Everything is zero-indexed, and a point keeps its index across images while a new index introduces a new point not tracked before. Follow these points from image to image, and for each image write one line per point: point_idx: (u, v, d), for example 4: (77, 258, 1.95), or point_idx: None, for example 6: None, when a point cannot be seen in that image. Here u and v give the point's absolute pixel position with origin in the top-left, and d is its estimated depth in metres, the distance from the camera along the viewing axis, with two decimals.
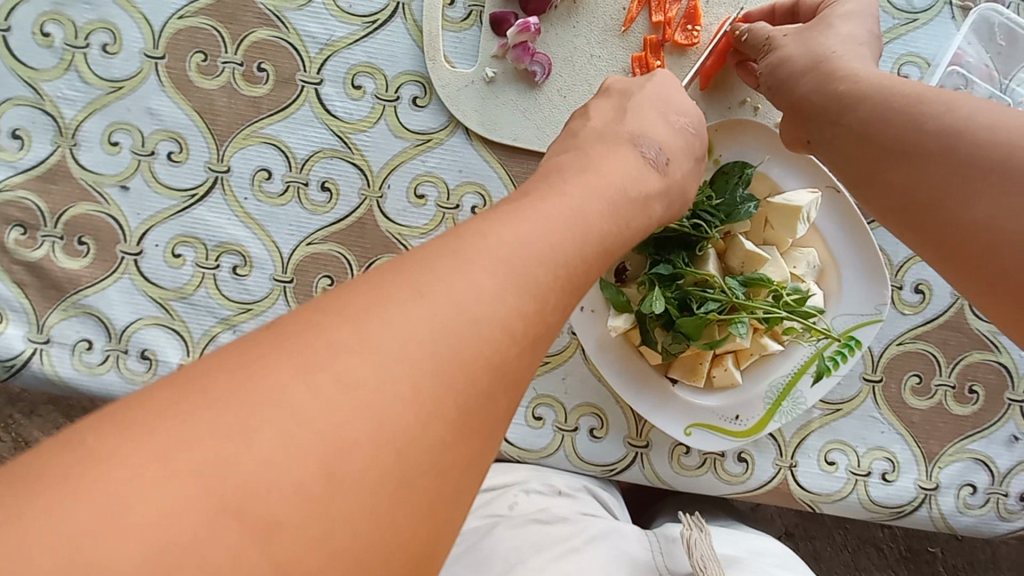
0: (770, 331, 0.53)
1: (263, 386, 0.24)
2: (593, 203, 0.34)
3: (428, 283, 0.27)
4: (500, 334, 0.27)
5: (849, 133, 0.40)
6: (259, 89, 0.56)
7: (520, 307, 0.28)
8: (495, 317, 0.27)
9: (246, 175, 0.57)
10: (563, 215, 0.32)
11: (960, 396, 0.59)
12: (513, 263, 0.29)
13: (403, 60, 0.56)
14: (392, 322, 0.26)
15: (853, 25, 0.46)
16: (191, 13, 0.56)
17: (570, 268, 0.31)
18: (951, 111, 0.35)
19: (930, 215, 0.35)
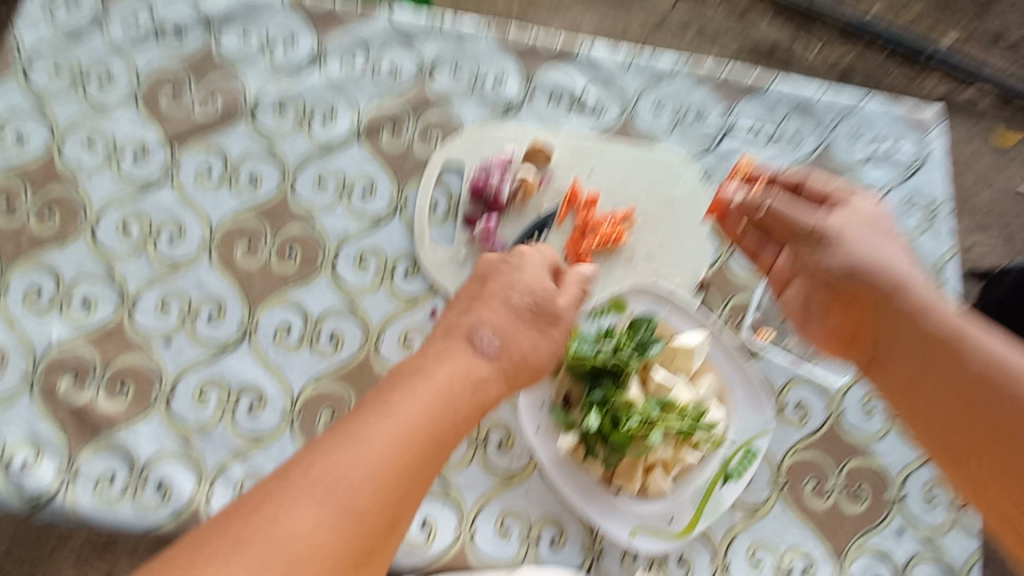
0: (687, 443, 0.67)
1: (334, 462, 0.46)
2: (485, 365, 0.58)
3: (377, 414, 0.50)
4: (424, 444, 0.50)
5: (887, 334, 0.57)
6: (288, 265, 0.75)
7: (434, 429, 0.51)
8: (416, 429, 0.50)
9: (270, 331, 0.72)
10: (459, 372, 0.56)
11: (851, 495, 0.72)
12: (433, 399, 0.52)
13: (400, 245, 0.76)
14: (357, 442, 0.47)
15: (864, 229, 0.63)
16: (243, 213, 0.76)
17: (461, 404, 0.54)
18: (1001, 362, 0.49)
19: (958, 404, 0.50)
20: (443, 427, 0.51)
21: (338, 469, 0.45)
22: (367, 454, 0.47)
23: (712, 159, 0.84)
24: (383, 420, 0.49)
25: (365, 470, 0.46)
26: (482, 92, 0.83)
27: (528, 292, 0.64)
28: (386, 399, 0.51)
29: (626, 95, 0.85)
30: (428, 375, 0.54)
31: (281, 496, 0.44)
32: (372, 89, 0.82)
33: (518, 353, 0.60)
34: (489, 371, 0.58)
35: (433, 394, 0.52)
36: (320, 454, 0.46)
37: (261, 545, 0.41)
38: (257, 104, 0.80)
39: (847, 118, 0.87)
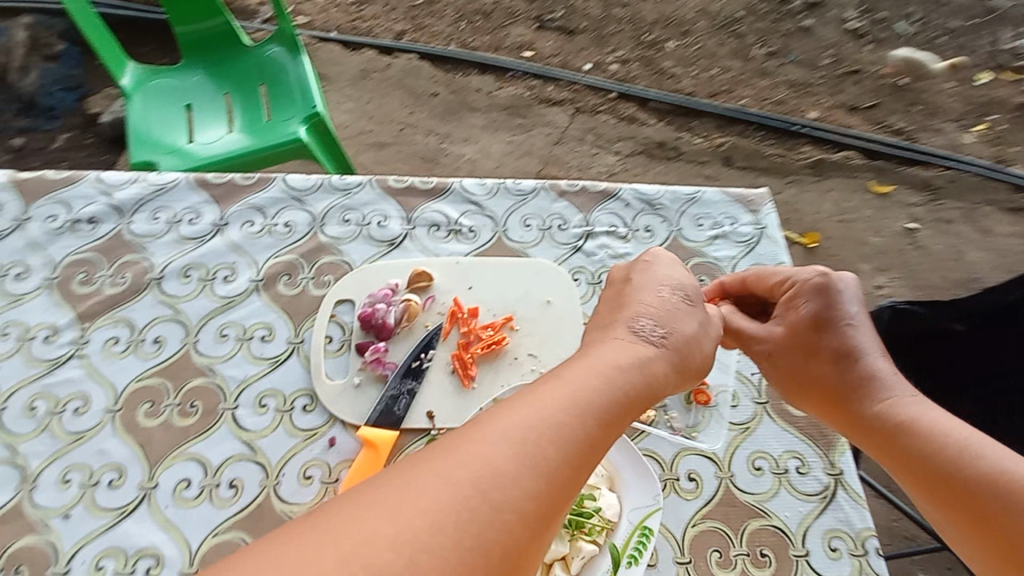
0: (581, 533, 0.69)
1: (492, 427, 0.48)
2: (630, 351, 0.60)
3: (538, 390, 0.53)
4: (579, 414, 0.51)
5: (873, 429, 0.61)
6: (189, 419, 0.79)
7: (588, 402, 0.53)
8: (574, 401, 0.52)
9: (170, 488, 0.74)
10: (616, 357, 0.58)
11: (756, 560, 0.73)
12: (596, 377, 0.55)
13: (298, 381, 0.82)
14: (520, 406, 0.50)
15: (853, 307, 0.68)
16: (147, 375, 0.81)
17: (615, 382, 0.56)
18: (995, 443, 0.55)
19: (952, 497, 0.54)
20: (610, 412, 0.53)
21: (544, 414, 0.50)
22: (566, 402, 0.51)
23: (579, 259, 0.95)
24: (561, 388, 0.53)
25: (561, 422, 0.50)
26: (369, 233, 0.94)
27: (680, 285, 0.70)
28: (568, 377, 0.55)
29: (497, 217, 0.98)
30: (591, 366, 0.57)
31: (493, 434, 0.48)
32: (268, 245, 0.92)
33: (681, 339, 0.64)
34: (647, 356, 0.60)
35: (615, 377, 0.56)
36: (520, 406, 0.50)
37: (475, 474, 0.45)
38: (163, 273, 0.89)
39: (690, 207, 1.01)
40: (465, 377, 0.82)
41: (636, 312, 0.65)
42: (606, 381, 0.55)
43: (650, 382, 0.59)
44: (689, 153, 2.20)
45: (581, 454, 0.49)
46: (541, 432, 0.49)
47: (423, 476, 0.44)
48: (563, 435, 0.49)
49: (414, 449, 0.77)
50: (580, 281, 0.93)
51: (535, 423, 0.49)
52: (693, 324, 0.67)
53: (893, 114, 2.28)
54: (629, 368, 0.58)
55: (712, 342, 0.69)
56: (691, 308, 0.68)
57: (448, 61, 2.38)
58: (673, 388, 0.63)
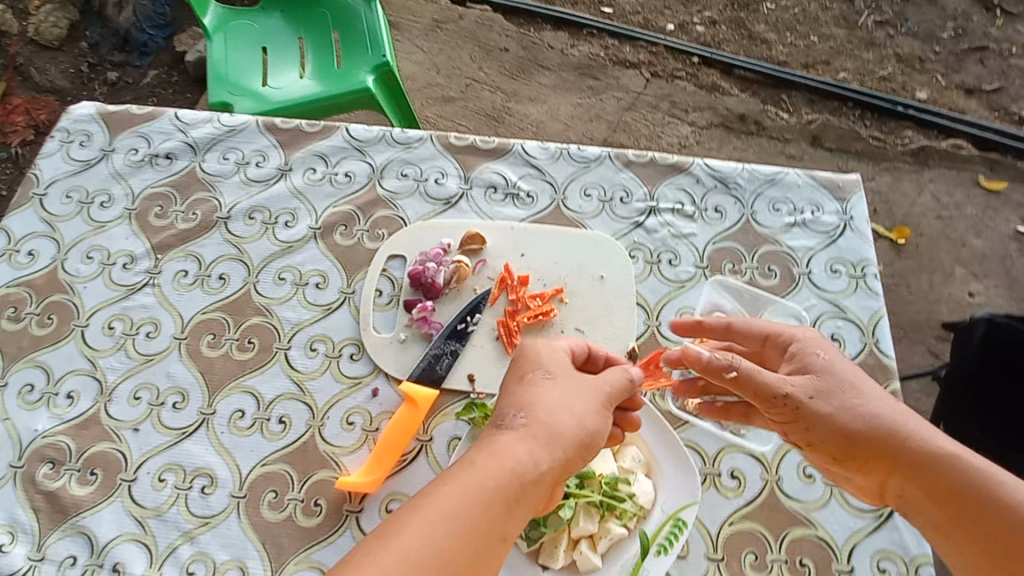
0: (612, 514, 0.68)
1: (372, 552, 0.48)
2: (523, 443, 0.58)
3: (423, 500, 0.52)
4: (461, 522, 0.51)
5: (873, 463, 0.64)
6: (247, 355, 0.83)
7: (471, 507, 0.52)
8: (461, 509, 0.52)
9: (226, 416, 0.79)
10: (501, 452, 0.57)
11: (794, 569, 0.70)
12: (480, 481, 0.54)
13: (347, 330, 0.84)
14: (403, 525, 0.50)
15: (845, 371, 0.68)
16: (211, 309, 0.86)
17: (500, 481, 0.54)
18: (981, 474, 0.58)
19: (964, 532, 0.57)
20: (493, 516, 0.52)
21: (423, 534, 0.49)
22: (448, 515, 0.51)
23: (638, 235, 0.90)
24: (441, 498, 0.52)
25: (441, 538, 0.49)
26: (426, 190, 0.93)
27: (538, 364, 0.66)
28: (449, 485, 0.53)
29: (556, 183, 0.94)
30: (472, 465, 0.55)
31: (369, 568, 0.47)
32: (329, 194, 0.93)
33: (546, 416, 0.61)
34: (528, 450, 0.58)
35: (495, 474, 0.55)
36: (417, 512, 0.51)
37: None
38: (230, 213, 0.93)
39: (768, 189, 0.93)
40: (508, 345, 0.81)
41: (525, 399, 0.62)
42: (499, 478, 0.54)
43: (539, 462, 0.57)
44: (773, 128, 2.02)
45: (461, 568, 0.49)
46: (427, 551, 0.48)
47: None
48: (447, 550, 0.49)
49: (454, 410, 0.78)
50: (637, 258, 0.88)
51: (416, 545, 0.48)
52: (563, 396, 0.63)
53: (1016, 102, 2.02)
54: (509, 465, 0.56)
55: (582, 410, 0.63)
56: (560, 391, 0.64)
57: (522, 15, 2.29)
58: (566, 462, 0.60)
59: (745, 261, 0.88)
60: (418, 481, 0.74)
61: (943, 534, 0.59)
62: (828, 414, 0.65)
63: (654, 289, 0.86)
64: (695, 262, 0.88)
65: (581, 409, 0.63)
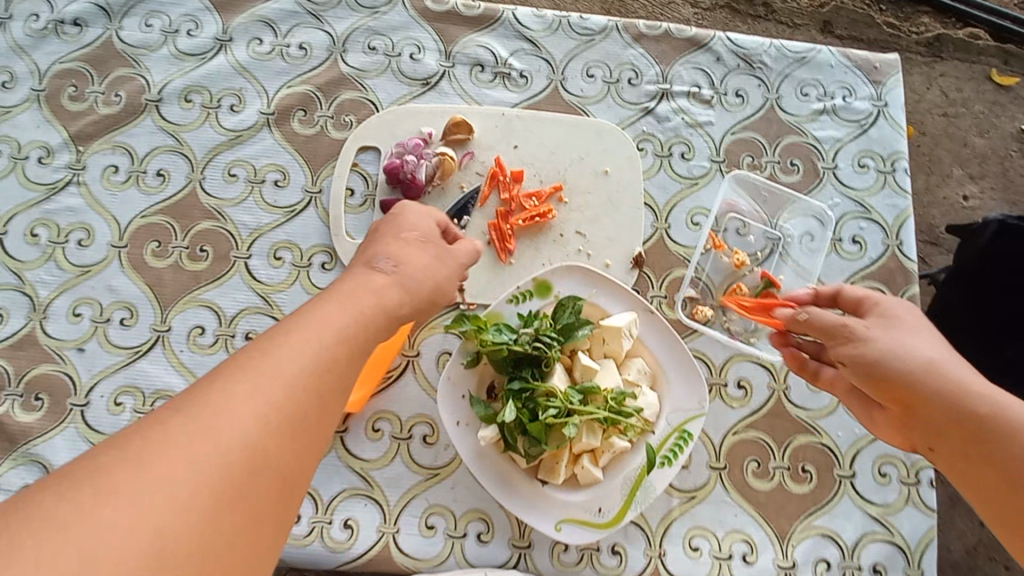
0: (616, 430, 0.64)
1: (191, 412, 0.36)
2: (386, 294, 0.50)
3: (265, 347, 0.40)
4: (319, 365, 0.41)
5: (891, 403, 0.53)
6: (200, 265, 0.72)
7: (329, 348, 0.42)
8: (314, 354, 0.41)
9: (184, 333, 0.69)
10: (354, 301, 0.47)
11: (796, 475, 0.68)
12: (336, 326, 0.44)
13: (315, 236, 0.73)
14: (236, 376, 0.38)
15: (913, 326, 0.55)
16: (152, 212, 0.73)
17: (360, 326, 0.45)
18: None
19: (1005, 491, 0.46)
20: (349, 363, 0.43)
21: (264, 380, 0.38)
22: (304, 363, 0.40)
23: (647, 123, 0.78)
24: (243, 377, 0.38)
25: (243, 422, 0.36)
26: (399, 67, 0.78)
27: (408, 225, 0.58)
28: (288, 330, 0.42)
29: (554, 60, 0.80)
30: (320, 308, 0.45)
31: (173, 430, 0.35)
32: (280, 71, 0.78)
33: (415, 270, 0.54)
34: (390, 299, 0.50)
35: (316, 342, 0.42)
36: (253, 360, 0.39)
37: (157, 483, 0.32)
38: (162, 95, 0.77)
39: (797, 70, 0.81)
40: (501, 251, 0.72)
41: (396, 245, 0.55)
42: (354, 327, 0.45)
43: (374, 331, 0.47)
44: (782, 11, 1.63)
45: (313, 422, 0.39)
46: (270, 406, 0.37)
47: (112, 485, 0.32)
48: (296, 401, 0.38)
49: (443, 323, 0.71)
50: (645, 152, 0.77)
51: (254, 400, 0.37)
52: (424, 260, 0.56)
53: None
54: (367, 308, 0.47)
55: (445, 270, 0.57)
56: (444, 247, 0.59)
57: None
58: (416, 313, 0.54)
59: (766, 155, 0.78)
60: (408, 398, 0.69)
61: (979, 497, 0.48)
62: (870, 348, 0.54)
63: (663, 186, 0.76)
64: (711, 156, 0.77)
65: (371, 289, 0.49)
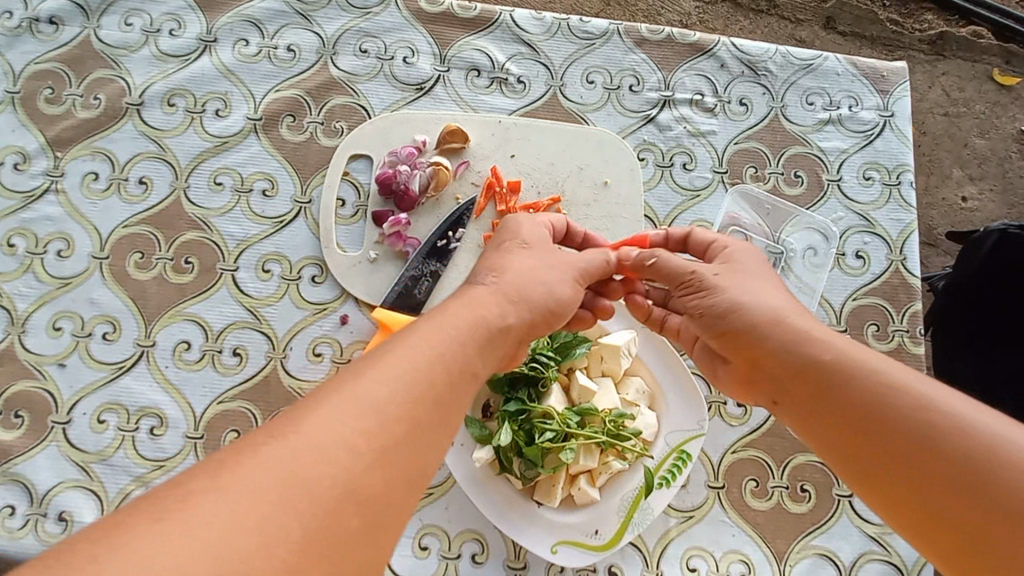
0: (613, 451, 0.62)
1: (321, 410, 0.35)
2: (494, 302, 0.50)
3: (389, 351, 0.40)
4: (435, 376, 0.40)
5: (803, 400, 0.46)
6: (185, 277, 0.69)
7: (445, 360, 0.41)
8: (431, 362, 0.40)
9: (169, 348, 0.67)
10: (467, 315, 0.47)
11: (794, 495, 0.68)
12: (447, 338, 0.43)
13: (304, 248, 0.70)
14: (364, 376, 0.38)
15: (751, 269, 0.57)
16: (135, 222, 0.70)
17: (469, 342, 0.44)
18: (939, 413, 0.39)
19: (875, 451, 0.40)
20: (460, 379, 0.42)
21: (390, 387, 0.37)
22: (423, 368, 0.40)
23: (649, 132, 0.76)
24: (349, 395, 0.36)
25: (343, 452, 0.33)
26: (391, 71, 0.75)
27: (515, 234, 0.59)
28: (410, 338, 0.42)
29: (553, 65, 0.77)
30: (437, 318, 0.45)
31: (312, 426, 0.34)
32: (268, 74, 0.75)
33: (517, 281, 0.53)
34: (502, 311, 0.49)
35: (428, 355, 0.41)
36: (379, 363, 0.39)
37: (291, 476, 0.31)
38: (144, 98, 0.74)
39: (802, 78, 0.78)
40: None
41: (509, 250, 0.56)
42: (467, 339, 0.44)
43: (472, 355, 0.44)
44: (785, 5, 1.57)
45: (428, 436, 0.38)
46: (394, 413, 0.36)
47: (253, 472, 0.31)
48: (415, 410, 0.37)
49: None
50: (646, 162, 0.75)
51: (376, 405, 0.36)
52: (529, 265, 0.55)
53: None
54: (478, 323, 0.47)
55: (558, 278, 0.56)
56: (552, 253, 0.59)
57: None
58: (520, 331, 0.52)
59: (769, 166, 0.76)
60: None
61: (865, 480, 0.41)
62: (721, 289, 0.55)
63: (664, 198, 0.74)
64: (714, 166, 0.75)
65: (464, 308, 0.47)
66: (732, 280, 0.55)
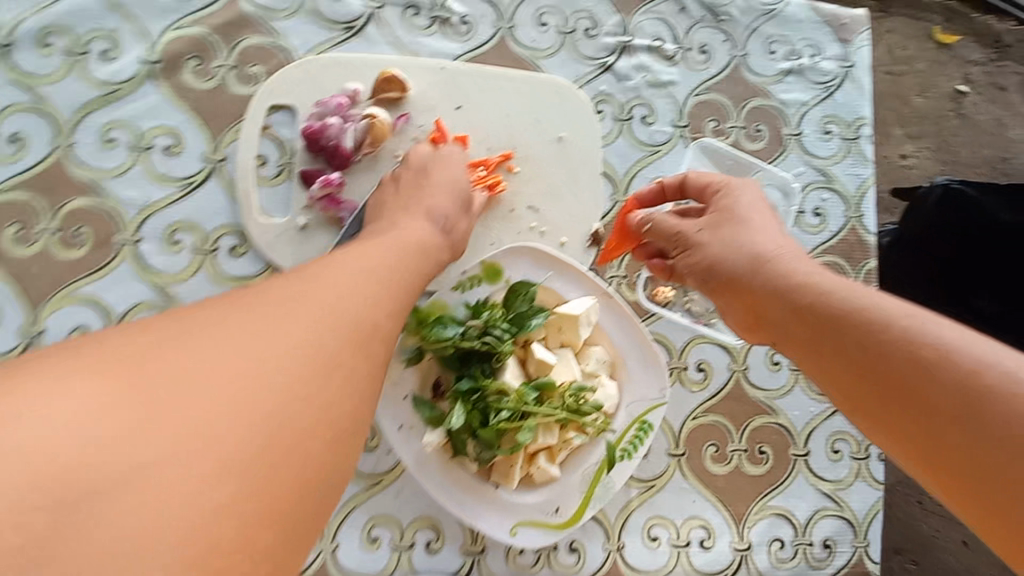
0: (573, 425, 0.59)
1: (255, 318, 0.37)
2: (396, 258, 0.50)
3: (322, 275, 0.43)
4: (364, 303, 0.42)
5: (803, 340, 0.45)
6: (76, 252, 0.59)
7: (372, 292, 0.44)
8: (358, 290, 0.43)
9: (62, 335, 0.58)
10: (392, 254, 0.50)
11: (753, 457, 0.67)
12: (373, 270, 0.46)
13: (221, 215, 0.61)
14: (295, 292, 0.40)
15: (748, 212, 0.53)
16: (7, 187, 0.59)
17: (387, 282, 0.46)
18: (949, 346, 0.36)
19: (878, 394, 0.39)
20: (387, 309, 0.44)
21: (320, 301, 0.40)
22: (353, 293, 0.42)
23: (606, 82, 0.70)
24: (235, 344, 0.35)
25: (272, 354, 0.36)
26: (315, 8, 0.65)
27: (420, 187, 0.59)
28: (340, 266, 0.45)
29: (500, 5, 0.69)
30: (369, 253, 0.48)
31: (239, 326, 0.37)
32: (164, 8, 0.63)
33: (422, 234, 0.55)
34: (419, 253, 0.53)
35: (356, 283, 0.44)
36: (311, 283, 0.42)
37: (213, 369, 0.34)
38: (5, 35, 0.61)
39: (765, 24, 0.74)
40: None
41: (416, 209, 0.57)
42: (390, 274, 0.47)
43: (394, 303, 0.46)
44: None
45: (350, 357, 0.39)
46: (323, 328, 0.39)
47: (181, 362, 0.34)
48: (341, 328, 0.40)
49: None
50: (603, 116, 0.69)
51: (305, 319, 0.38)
52: (423, 227, 0.56)
53: None
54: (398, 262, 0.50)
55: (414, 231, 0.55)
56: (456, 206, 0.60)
57: None
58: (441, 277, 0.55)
59: (730, 120, 0.72)
60: None
61: (879, 427, 0.39)
62: (706, 243, 0.53)
63: (623, 155, 0.69)
64: (675, 120, 0.71)
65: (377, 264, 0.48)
66: (722, 227, 0.53)
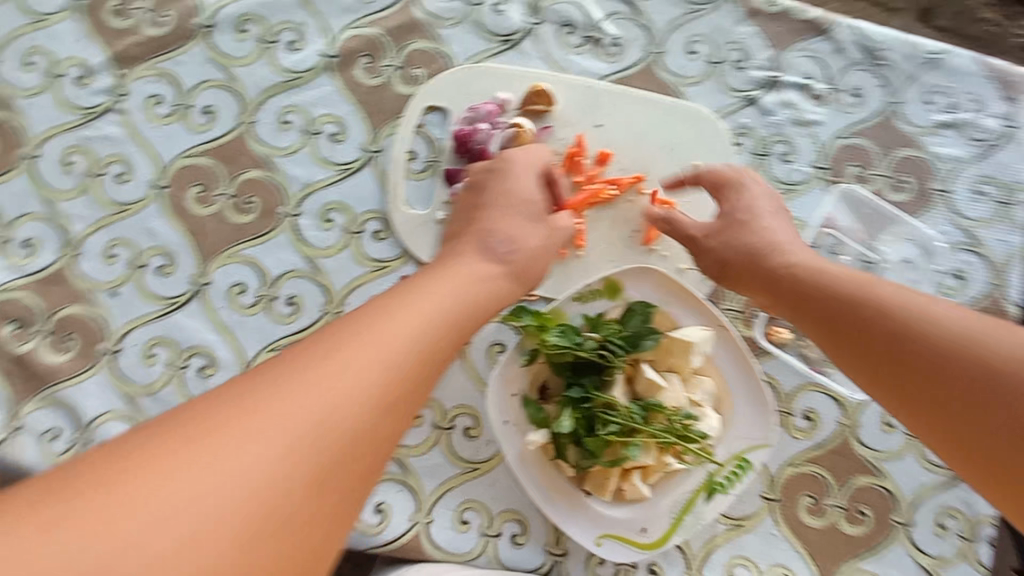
0: (673, 451, 0.59)
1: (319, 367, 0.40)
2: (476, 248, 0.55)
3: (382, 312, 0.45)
4: (422, 335, 0.44)
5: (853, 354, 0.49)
6: (245, 217, 0.66)
7: (430, 324, 0.46)
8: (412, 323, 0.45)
9: (223, 289, 0.65)
10: (454, 280, 0.51)
11: (851, 517, 0.65)
12: (432, 299, 0.48)
13: (370, 201, 0.67)
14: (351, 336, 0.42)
15: (761, 214, 0.59)
16: (197, 153, 0.67)
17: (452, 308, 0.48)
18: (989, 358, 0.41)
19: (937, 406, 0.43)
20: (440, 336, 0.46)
21: (372, 347, 0.42)
22: (406, 330, 0.44)
23: (748, 115, 0.70)
24: (297, 390, 0.38)
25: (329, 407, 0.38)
26: (478, 19, 0.70)
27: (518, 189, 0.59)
28: (399, 299, 0.46)
29: (652, 30, 0.70)
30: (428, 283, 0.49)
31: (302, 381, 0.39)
32: (347, 8, 0.69)
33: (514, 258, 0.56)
34: (488, 275, 0.54)
35: (413, 319, 0.45)
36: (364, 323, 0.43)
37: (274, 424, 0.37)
38: (213, 20, 0.69)
39: (925, 72, 0.71)
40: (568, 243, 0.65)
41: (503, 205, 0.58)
42: (456, 303, 0.49)
43: (448, 331, 0.47)
44: None
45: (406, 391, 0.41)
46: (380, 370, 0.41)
47: (252, 421, 0.37)
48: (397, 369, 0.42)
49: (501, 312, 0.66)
50: (741, 149, 0.69)
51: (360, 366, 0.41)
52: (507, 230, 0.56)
53: None
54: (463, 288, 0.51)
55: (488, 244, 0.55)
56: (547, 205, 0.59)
57: None
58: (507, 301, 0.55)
59: (874, 167, 0.70)
60: (455, 387, 0.65)
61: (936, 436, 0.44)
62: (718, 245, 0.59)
63: None
64: (814, 161, 0.69)
65: (450, 282, 0.50)
66: (737, 231, 0.59)
